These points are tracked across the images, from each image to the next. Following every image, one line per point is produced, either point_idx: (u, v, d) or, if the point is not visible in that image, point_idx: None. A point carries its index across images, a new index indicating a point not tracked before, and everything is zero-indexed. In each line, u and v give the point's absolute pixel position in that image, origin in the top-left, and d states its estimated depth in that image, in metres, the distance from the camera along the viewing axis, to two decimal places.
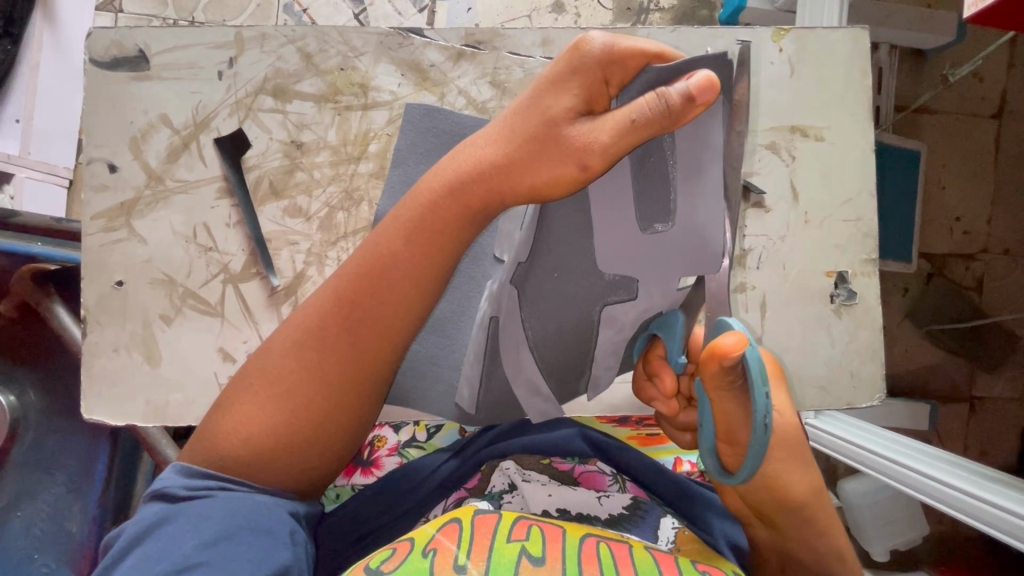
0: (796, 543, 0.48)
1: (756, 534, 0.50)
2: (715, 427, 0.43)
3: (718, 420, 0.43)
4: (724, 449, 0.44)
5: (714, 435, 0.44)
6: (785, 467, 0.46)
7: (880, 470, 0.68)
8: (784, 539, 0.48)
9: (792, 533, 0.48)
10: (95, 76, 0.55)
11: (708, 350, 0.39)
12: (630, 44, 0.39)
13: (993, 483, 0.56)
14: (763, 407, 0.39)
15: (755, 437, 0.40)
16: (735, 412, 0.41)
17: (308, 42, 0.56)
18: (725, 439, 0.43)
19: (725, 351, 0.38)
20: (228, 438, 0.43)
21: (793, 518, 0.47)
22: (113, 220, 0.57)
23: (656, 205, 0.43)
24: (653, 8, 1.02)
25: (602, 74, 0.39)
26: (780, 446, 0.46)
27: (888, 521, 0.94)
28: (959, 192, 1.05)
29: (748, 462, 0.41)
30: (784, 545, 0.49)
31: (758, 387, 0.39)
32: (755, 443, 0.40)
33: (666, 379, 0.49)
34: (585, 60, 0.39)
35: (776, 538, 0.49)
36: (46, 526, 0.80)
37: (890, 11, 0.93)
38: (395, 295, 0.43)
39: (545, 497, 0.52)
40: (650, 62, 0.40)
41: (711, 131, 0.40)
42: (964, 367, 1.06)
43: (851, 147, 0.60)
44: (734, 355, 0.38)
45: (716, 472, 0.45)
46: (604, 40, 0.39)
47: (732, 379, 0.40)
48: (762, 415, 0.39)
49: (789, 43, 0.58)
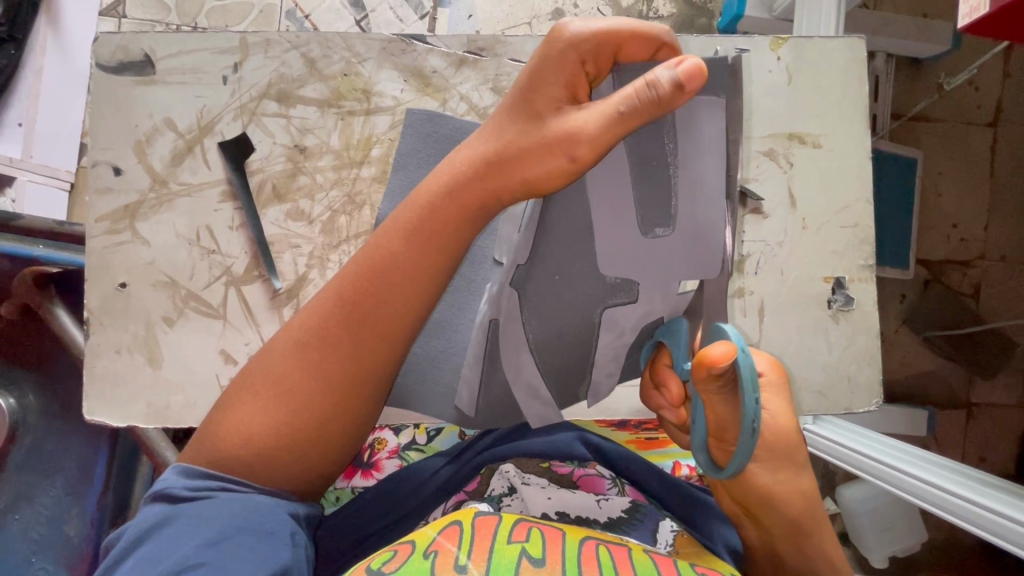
0: (792, 541, 0.48)
1: (747, 534, 0.51)
2: (707, 426, 0.44)
3: (710, 420, 0.43)
4: (713, 444, 0.45)
5: (705, 431, 0.44)
6: (780, 465, 0.47)
7: (874, 474, 0.68)
8: (778, 536, 0.49)
9: (789, 534, 0.48)
10: (100, 80, 0.56)
11: (697, 358, 0.39)
12: (613, 33, 0.40)
13: (992, 489, 0.56)
14: (752, 412, 0.40)
15: (742, 439, 0.41)
16: (727, 413, 0.42)
17: (312, 47, 0.57)
18: (715, 437, 0.44)
19: (713, 360, 0.38)
20: (228, 438, 0.43)
21: (788, 519, 0.48)
22: (117, 222, 0.57)
23: (656, 211, 0.45)
24: (653, 16, 1.02)
25: (579, 57, 0.40)
26: (776, 449, 0.46)
27: (888, 528, 0.94)
28: (956, 200, 1.06)
29: (735, 461, 0.43)
30: (778, 544, 0.49)
31: (748, 393, 0.40)
32: (742, 444, 0.41)
33: (672, 386, 0.47)
34: (563, 49, 0.40)
35: (771, 535, 0.49)
36: (44, 530, 0.80)
37: (885, 21, 0.94)
38: (394, 295, 0.43)
39: (544, 499, 0.54)
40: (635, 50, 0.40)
41: (709, 142, 0.42)
42: (962, 374, 1.07)
43: (849, 155, 0.60)
44: (722, 365, 0.38)
45: (706, 466, 0.46)
46: (581, 27, 0.40)
47: (722, 383, 0.40)
48: (751, 419, 0.40)
49: (787, 52, 0.59)
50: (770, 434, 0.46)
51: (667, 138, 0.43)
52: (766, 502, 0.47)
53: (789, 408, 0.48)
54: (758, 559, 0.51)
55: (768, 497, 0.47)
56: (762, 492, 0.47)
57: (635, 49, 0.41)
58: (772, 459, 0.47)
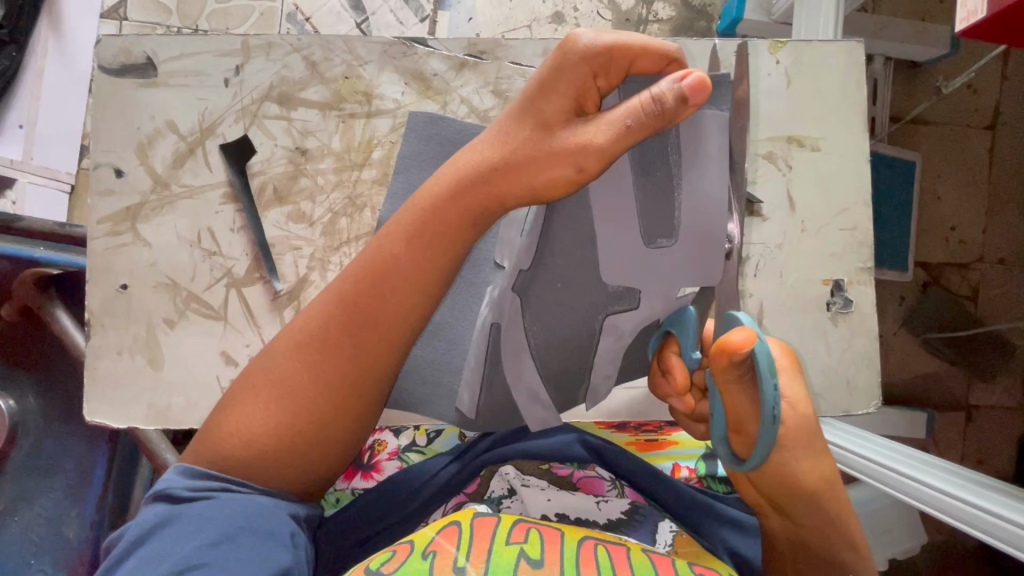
0: (822, 532, 0.48)
1: (770, 523, 0.51)
2: (726, 417, 0.44)
3: (729, 412, 0.43)
4: (733, 437, 0.45)
5: (724, 424, 0.44)
6: (804, 454, 0.46)
7: (868, 475, 0.63)
8: (807, 525, 0.48)
9: (814, 518, 0.48)
10: (103, 81, 0.56)
11: (718, 345, 0.40)
12: (620, 41, 0.40)
13: (995, 493, 0.52)
14: (772, 398, 0.41)
15: (763, 429, 0.41)
16: (746, 403, 0.42)
17: (313, 50, 0.57)
18: (735, 429, 0.44)
19: (734, 346, 0.39)
20: (229, 438, 0.43)
21: (806, 507, 0.47)
22: (118, 224, 0.58)
23: (659, 221, 0.45)
24: (652, 19, 1.03)
25: (590, 70, 0.40)
26: (797, 438, 0.46)
27: (887, 530, 0.92)
28: (955, 202, 1.06)
29: (758, 452, 0.42)
30: (806, 534, 0.48)
31: (767, 379, 0.40)
32: (764, 433, 0.41)
33: (677, 376, 0.47)
34: (573, 59, 0.40)
35: (799, 523, 0.49)
36: (43, 532, 0.80)
37: (884, 24, 0.95)
38: (397, 299, 0.44)
39: (544, 501, 0.56)
40: (641, 58, 0.40)
41: (714, 155, 0.42)
42: (961, 376, 1.07)
43: (848, 158, 0.61)
44: (745, 350, 0.39)
45: (729, 461, 0.46)
46: (593, 38, 0.40)
47: (741, 372, 0.41)
48: (772, 406, 0.41)
49: (785, 56, 0.59)
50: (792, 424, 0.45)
51: (672, 153, 0.44)
52: (793, 494, 0.47)
53: (807, 396, 0.47)
54: (779, 548, 0.51)
55: (797, 489, 0.47)
56: (788, 480, 0.46)
57: (647, 64, 0.41)
58: (797, 449, 0.46)
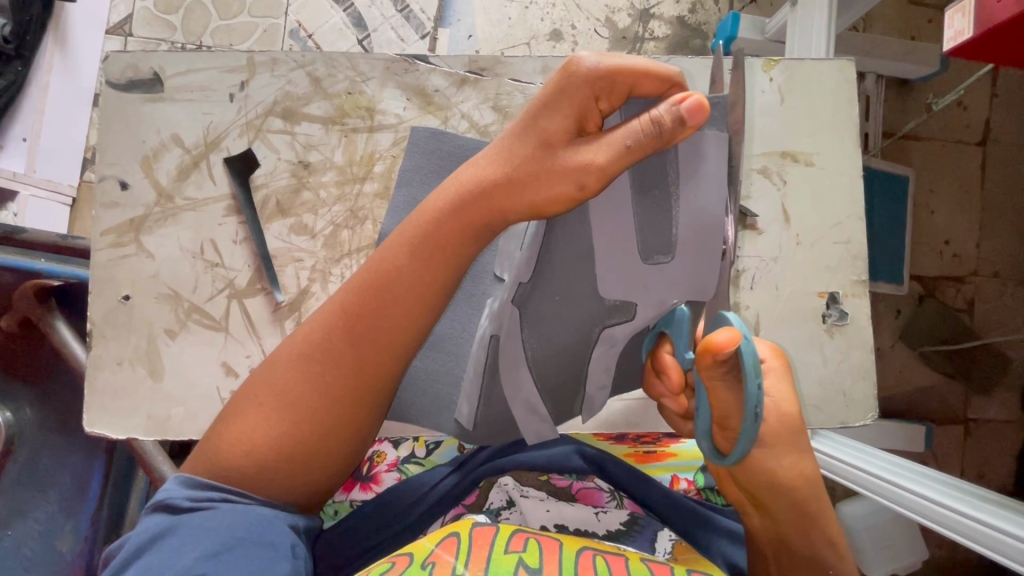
0: (801, 528, 0.48)
1: (750, 521, 0.51)
2: (710, 413, 0.44)
3: (713, 407, 0.44)
4: (718, 433, 0.45)
5: (709, 419, 0.45)
6: (790, 449, 0.46)
7: (868, 488, 0.61)
8: (784, 521, 0.48)
9: (792, 515, 0.48)
10: (109, 95, 0.57)
11: (702, 345, 0.40)
12: (619, 62, 0.40)
13: (993, 505, 0.50)
14: (755, 397, 0.41)
15: (743, 426, 0.42)
16: (729, 399, 0.42)
17: (317, 67, 0.58)
18: (719, 424, 0.44)
19: (718, 346, 0.39)
20: (230, 450, 0.44)
21: (788, 504, 0.47)
22: (122, 236, 0.58)
23: (657, 240, 0.46)
24: (648, 38, 1.04)
25: (592, 93, 0.41)
26: (786, 436, 0.46)
27: (888, 545, 0.90)
28: (948, 216, 1.08)
29: (739, 448, 0.43)
30: (784, 528, 0.49)
31: (749, 378, 0.40)
32: (745, 431, 0.42)
33: (673, 375, 0.48)
34: (576, 81, 0.41)
35: (777, 520, 0.49)
36: (37, 546, 0.80)
37: (876, 42, 0.96)
38: (399, 312, 0.44)
39: (542, 512, 0.55)
40: (639, 79, 0.41)
41: (712, 175, 0.43)
42: (959, 390, 1.07)
43: (840, 173, 0.62)
44: (726, 351, 0.39)
45: (711, 455, 0.46)
46: (595, 61, 0.40)
47: (726, 370, 0.41)
48: (754, 404, 0.41)
49: (778, 73, 0.61)
50: (778, 438, 0.46)
51: (671, 171, 0.45)
52: (777, 490, 0.47)
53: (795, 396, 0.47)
54: (762, 549, 0.51)
55: (778, 485, 0.47)
56: (769, 477, 0.47)
57: (648, 87, 0.41)
58: (785, 448, 0.46)
